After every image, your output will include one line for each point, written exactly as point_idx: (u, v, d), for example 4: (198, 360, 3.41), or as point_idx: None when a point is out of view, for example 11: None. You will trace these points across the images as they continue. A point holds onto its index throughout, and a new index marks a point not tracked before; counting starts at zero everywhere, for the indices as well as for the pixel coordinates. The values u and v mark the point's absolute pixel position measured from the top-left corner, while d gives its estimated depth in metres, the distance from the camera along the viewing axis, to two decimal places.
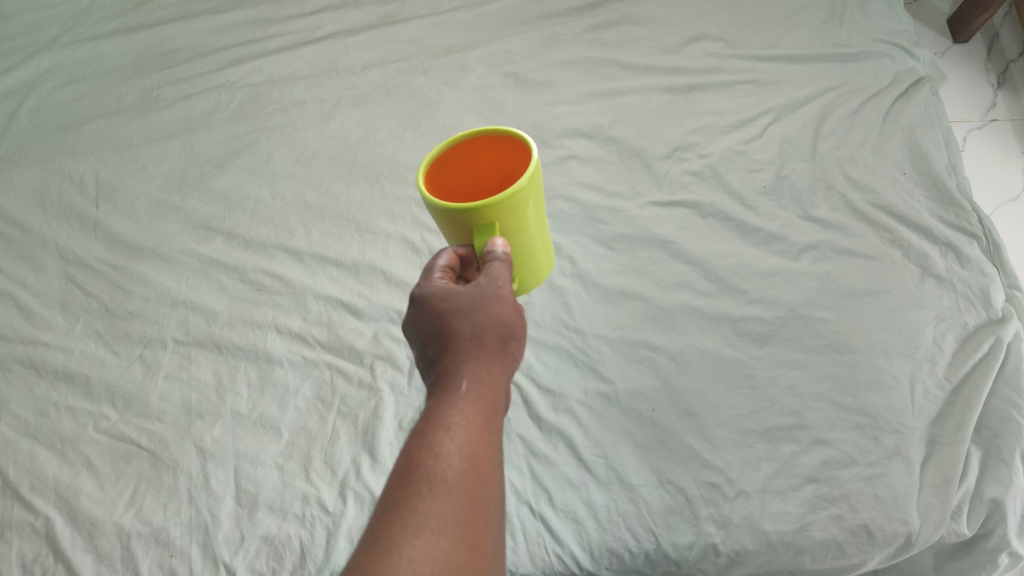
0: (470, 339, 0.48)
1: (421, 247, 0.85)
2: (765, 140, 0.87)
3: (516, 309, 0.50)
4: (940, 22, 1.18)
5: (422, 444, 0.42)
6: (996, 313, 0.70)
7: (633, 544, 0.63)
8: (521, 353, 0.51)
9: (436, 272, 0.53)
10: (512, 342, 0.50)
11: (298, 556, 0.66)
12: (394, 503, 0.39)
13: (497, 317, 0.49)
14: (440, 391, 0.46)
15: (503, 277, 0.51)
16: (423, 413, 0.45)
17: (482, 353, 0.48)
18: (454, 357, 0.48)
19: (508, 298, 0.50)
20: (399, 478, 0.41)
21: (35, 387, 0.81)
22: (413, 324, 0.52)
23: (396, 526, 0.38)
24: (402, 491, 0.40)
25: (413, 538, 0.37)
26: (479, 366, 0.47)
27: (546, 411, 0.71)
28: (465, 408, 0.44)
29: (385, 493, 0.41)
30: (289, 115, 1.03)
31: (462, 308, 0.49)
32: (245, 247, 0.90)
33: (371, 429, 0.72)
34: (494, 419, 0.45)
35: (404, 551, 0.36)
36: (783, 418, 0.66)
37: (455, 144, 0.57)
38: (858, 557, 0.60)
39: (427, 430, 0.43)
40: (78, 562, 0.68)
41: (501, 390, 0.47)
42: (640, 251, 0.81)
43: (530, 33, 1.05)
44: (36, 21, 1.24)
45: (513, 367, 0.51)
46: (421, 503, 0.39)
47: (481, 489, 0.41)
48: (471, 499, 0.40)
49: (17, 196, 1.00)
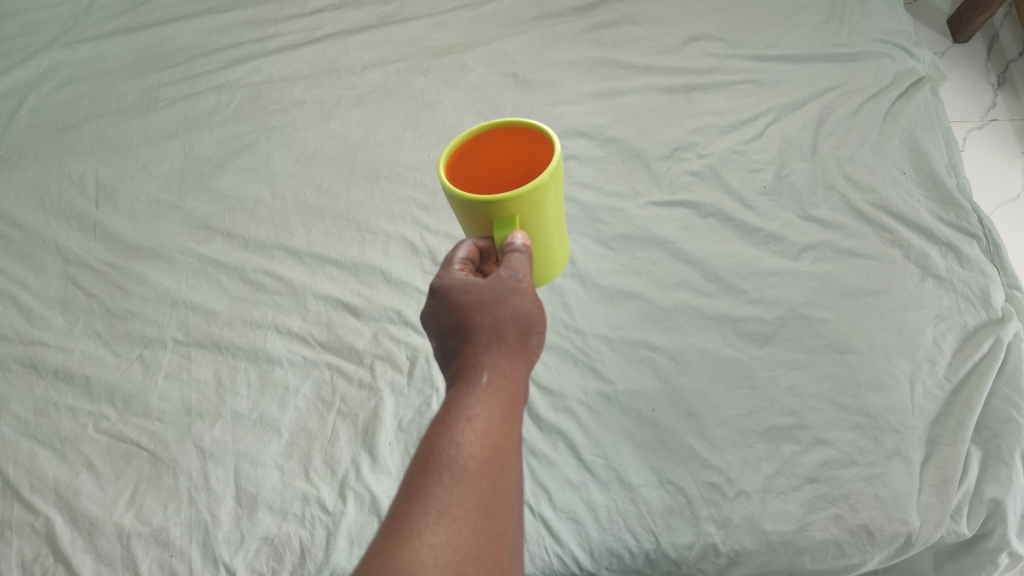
0: (491, 333, 0.48)
1: (420, 247, 0.85)
2: (766, 139, 0.87)
3: (537, 303, 0.50)
4: (940, 22, 1.18)
5: (443, 433, 0.42)
6: (996, 313, 0.70)
7: (633, 544, 0.63)
8: (542, 347, 0.51)
9: (456, 264, 0.52)
10: (533, 336, 0.49)
11: (298, 556, 0.66)
12: (415, 490, 0.39)
13: (518, 311, 0.49)
14: (461, 382, 0.46)
15: (523, 271, 0.51)
16: (444, 405, 0.45)
17: (503, 346, 0.48)
18: (475, 349, 0.47)
19: (529, 291, 0.50)
20: (419, 467, 0.41)
21: (35, 387, 0.81)
22: (433, 316, 0.51)
23: (417, 513, 0.38)
24: (422, 479, 0.40)
25: (434, 525, 0.37)
26: (499, 358, 0.47)
27: (545, 410, 0.71)
28: (486, 400, 0.44)
29: (406, 479, 0.41)
30: (289, 115, 1.03)
31: (483, 301, 0.49)
32: (245, 248, 0.90)
33: (371, 429, 0.72)
34: (514, 412, 0.45)
35: (427, 537, 0.37)
36: (783, 418, 0.66)
37: (476, 135, 0.57)
38: (858, 557, 0.60)
39: (448, 419, 0.43)
40: (77, 562, 0.68)
41: (521, 383, 0.47)
42: (640, 251, 0.81)
43: (529, 33, 1.05)
44: (37, 21, 1.24)
45: (532, 360, 0.50)
46: (443, 491, 0.39)
47: (502, 479, 0.41)
48: (492, 488, 0.40)
49: (17, 196, 1.00)
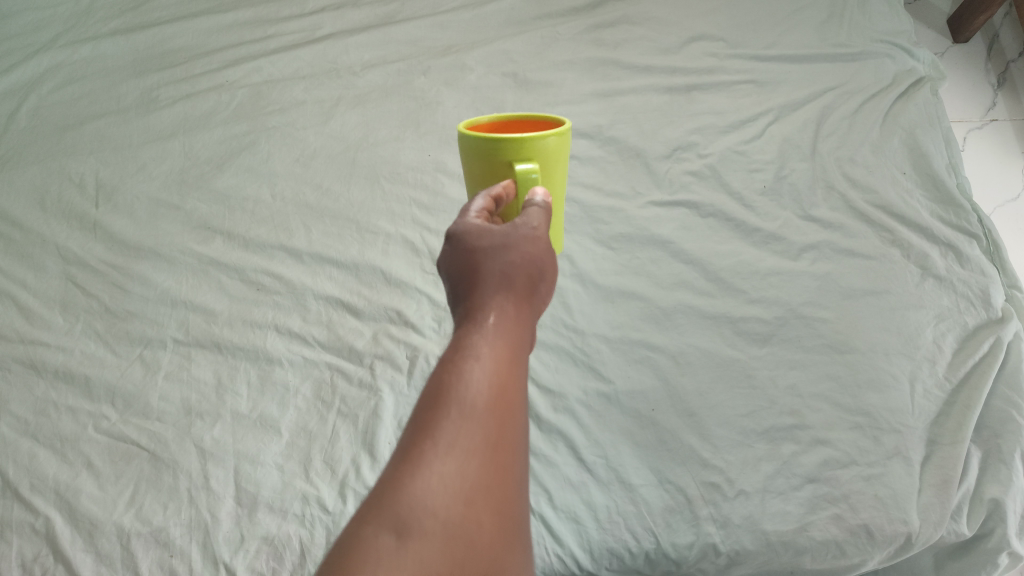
0: (501, 275, 0.47)
1: (421, 248, 0.86)
2: (766, 139, 0.87)
3: (547, 252, 0.50)
4: (939, 23, 1.18)
5: (453, 367, 0.41)
6: (996, 313, 0.70)
7: (633, 544, 0.63)
8: (548, 295, 0.51)
9: (472, 212, 0.52)
10: (541, 284, 0.49)
11: (298, 556, 0.66)
12: (424, 421, 0.39)
13: (529, 257, 0.49)
14: (469, 321, 0.45)
15: (537, 223, 0.51)
16: (451, 343, 0.44)
17: (512, 289, 0.47)
18: (483, 292, 0.47)
19: (541, 240, 0.50)
20: (428, 400, 0.40)
21: (35, 387, 0.81)
22: (443, 260, 0.51)
23: (426, 445, 0.37)
24: (431, 411, 0.39)
25: (444, 455, 0.37)
26: (508, 301, 0.46)
27: (546, 410, 0.71)
28: (495, 338, 0.43)
29: (413, 412, 0.40)
30: (289, 115, 1.03)
31: (495, 247, 0.49)
32: (245, 247, 0.90)
33: (371, 429, 0.72)
34: (522, 351, 0.44)
35: (436, 467, 0.36)
36: (783, 418, 0.66)
37: (498, 122, 0.60)
38: (858, 557, 0.60)
39: (457, 355, 0.42)
40: (76, 562, 0.68)
41: (529, 326, 0.47)
42: (640, 251, 0.81)
43: (530, 33, 1.05)
44: (36, 21, 1.24)
45: (540, 308, 0.50)
46: (452, 423, 0.38)
47: (511, 413, 0.40)
48: (501, 422, 0.39)
49: (17, 196, 1.00)
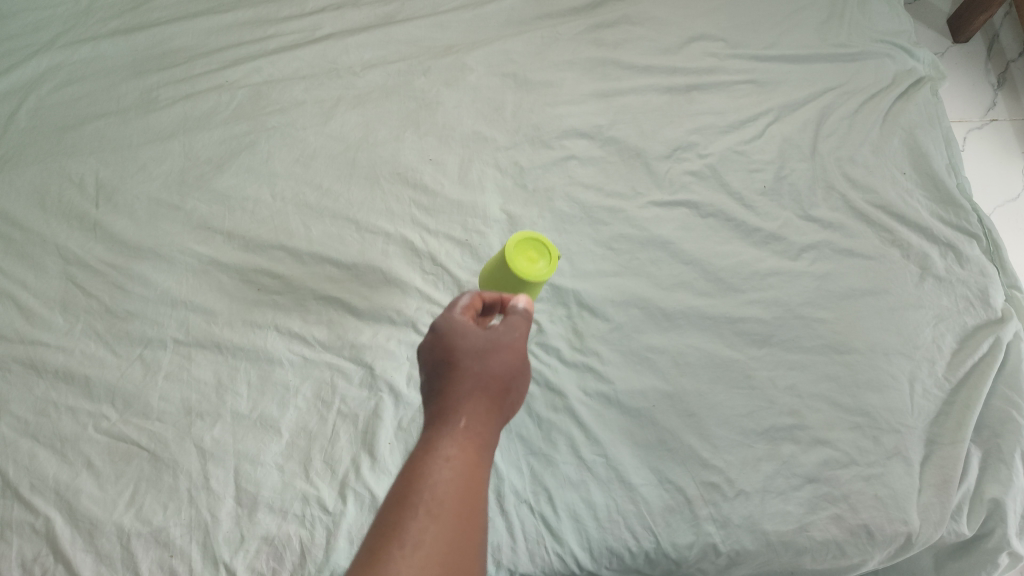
0: (476, 380, 0.54)
1: (420, 248, 0.86)
2: (766, 139, 0.87)
3: (520, 361, 0.57)
4: (940, 22, 1.16)
5: (423, 471, 0.47)
6: (996, 312, 0.71)
7: (633, 544, 0.63)
8: (518, 403, 0.57)
9: (459, 309, 0.59)
10: (512, 392, 0.56)
11: (298, 557, 0.68)
12: (392, 523, 0.44)
13: (502, 366, 0.55)
14: (441, 424, 0.51)
15: (517, 331, 0.58)
16: (424, 446, 0.50)
17: (484, 395, 0.54)
18: (457, 395, 0.53)
19: (517, 349, 0.57)
20: (398, 501, 0.46)
21: (35, 387, 0.80)
22: (425, 356, 0.57)
23: (393, 545, 0.43)
24: (399, 514, 0.45)
25: (407, 556, 0.42)
26: (478, 408, 0.53)
27: (545, 409, 0.69)
28: (462, 446, 0.49)
29: (383, 513, 0.46)
30: (289, 115, 1.03)
31: (474, 350, 0.55)
32: (245, 248, 0.90)
33: (371, 429, 0.73)
34: (486, 456, 0.51)
35: (398, 564, 0.41)
36: (783, 418, 0.66)
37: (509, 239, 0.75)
38: (858, 557, 0.61)
39: (427, 459, 0.48)
40: (78, 562, 0.68)
41: (494, 433, 0.53)
42: (640, 251, 0.80)
43: (530, 32, 1.04)
44: (33, 20, 1.22)
45: (508, 415, 0.56)
46: (416, 525, 0.44)
47: (472, 516, 0.46)
48: (462, 525, 0.45)
49: (17, 196, 0.99)
